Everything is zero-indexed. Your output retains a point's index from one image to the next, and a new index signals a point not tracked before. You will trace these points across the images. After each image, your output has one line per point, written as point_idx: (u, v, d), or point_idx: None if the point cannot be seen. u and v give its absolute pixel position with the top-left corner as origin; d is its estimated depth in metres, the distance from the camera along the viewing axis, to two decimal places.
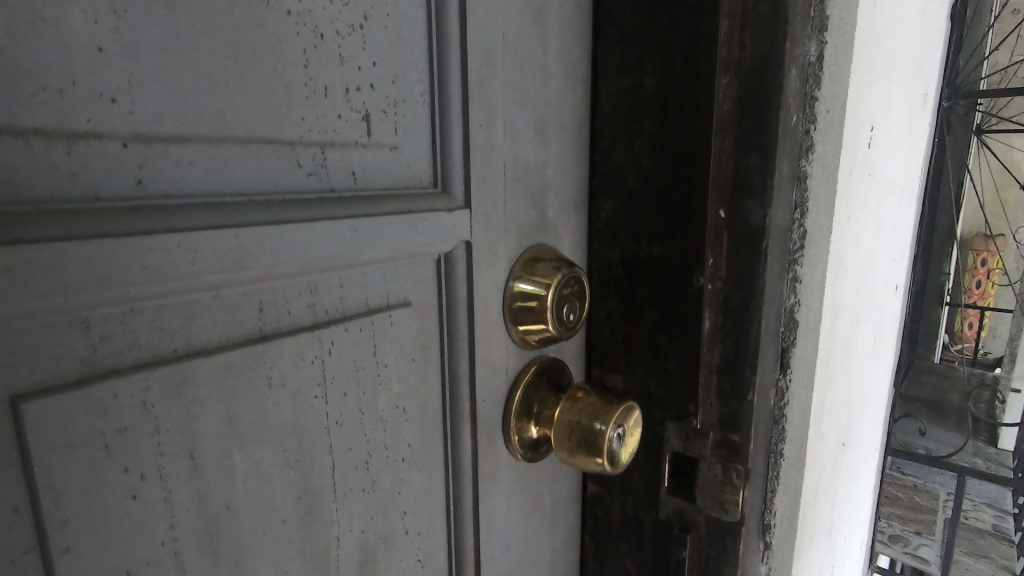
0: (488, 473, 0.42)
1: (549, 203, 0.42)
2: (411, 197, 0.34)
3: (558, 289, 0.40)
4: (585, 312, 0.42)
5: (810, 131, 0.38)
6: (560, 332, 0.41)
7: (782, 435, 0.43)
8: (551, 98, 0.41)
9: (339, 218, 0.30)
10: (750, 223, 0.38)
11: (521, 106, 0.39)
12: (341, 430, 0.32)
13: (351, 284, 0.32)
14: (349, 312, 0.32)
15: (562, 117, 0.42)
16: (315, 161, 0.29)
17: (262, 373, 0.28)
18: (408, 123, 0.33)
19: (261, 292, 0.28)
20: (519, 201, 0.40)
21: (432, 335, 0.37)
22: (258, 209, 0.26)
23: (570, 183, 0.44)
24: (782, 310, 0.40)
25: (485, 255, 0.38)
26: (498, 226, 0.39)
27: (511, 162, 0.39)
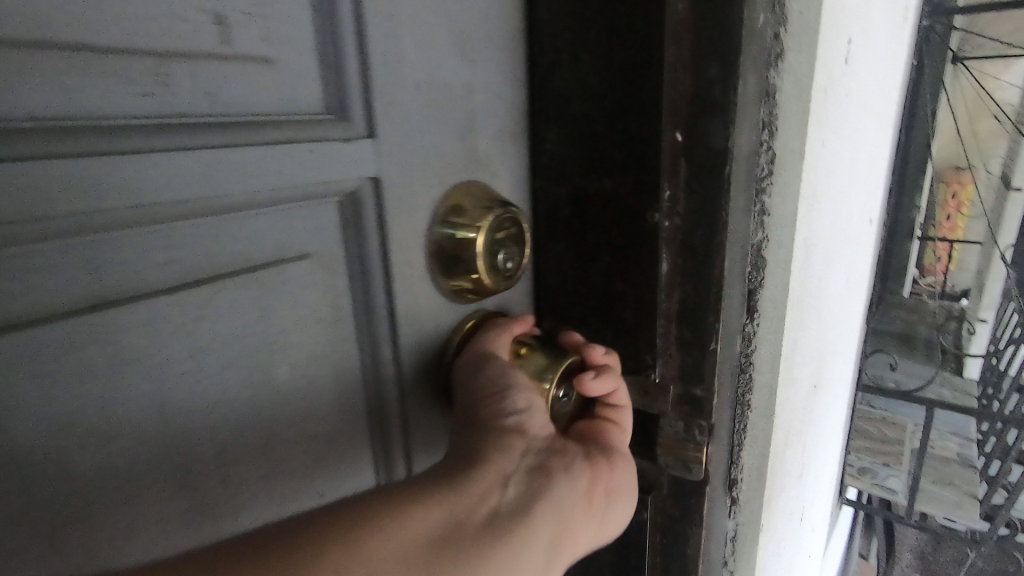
0: (420, 439, 0.37)
1: (478, 134, 0.36)
2: (294, 125, 0.27)
3: (491, 232, 0.35)
4: (524, 257, 0.37)
5: (779, 34, 0.32)
6: (495, 282, 0.36)
7: (748, 386, 0.39)
8: (475, 5, 0.34)
9: (195, 150, 0.24)
10: (711, 145, 0.32)
11: (436, 11, 0.32)
12: (230, 408, 0.27)
13: (226, 235, 0.26)
14: (227, 267, 0.26)
15: (489, 28, 0.35)
16: (153, 77, 0.23)
17: (103, 349, 0.23)
18: (283, 29, 0.27)
19: (93, 246, 0.22)
20: (442, 132, 0.34)
21: (340, 295, 0.31)
22: (62, 138, 0.20)
23: (504, 109, 0.38)
24: (747, 248, 0.35)
25: (402, 197, 0.33)
26: (417, 162, 0.33)
27: (427, 84, 0.33)
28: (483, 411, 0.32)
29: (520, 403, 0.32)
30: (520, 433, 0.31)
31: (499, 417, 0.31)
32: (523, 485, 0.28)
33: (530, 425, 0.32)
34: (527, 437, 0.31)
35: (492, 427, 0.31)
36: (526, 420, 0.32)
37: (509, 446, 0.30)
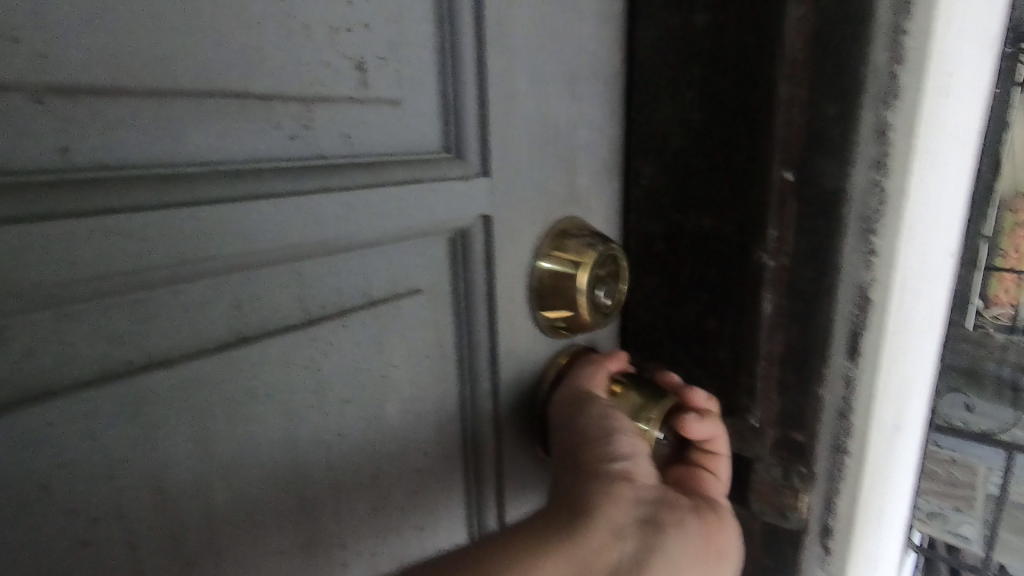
0: (514, 478, 0.37)
1: (578, 171, 0.36)
2: (417, 165, 0.28)
3: (593, 269, 0.35)
4: (620, 292, 0.37)
5: (898, 73, 0.31)
6: (595, 319, 0.36)
7: (849, 432, 0.38)
8: (581, 44, 0.35)
9: (332, 192, 0.24)
10: (825, 186, 0.32)
11: (546, 51, 0.33)
12: (344, 441, 0.28)
13: (348, 271, 0.26)
14: (348, 305, 0.27)
15: (594, 65, 0.36)
16: (300, 122, 0.23)
17: (242, 384, 0.23)
18: (411, 72, 0.27)
19: (238, 285, 0.23)
20: (546, 169, 0.34)
21: (447, 329, 0.32)
22: (222, 184, 0.21)
23: (603, 147, 0.38)
24: (857, 290, 0.34)
25: (508, 234, 0.33)
26: (522, 199, 0.33)
27: (535, 122, 0.33)
28: (586, 454, 0.31)
29: (625, 447, 0.31)
30: (631, 478, 0.29)
31: (606, 461, 0.30)
32: (634, 540, 0.27)
33: (639, 470, 0.30)
34: (635, 484, 0.29)
35: (596, 471, 0.30)
36: (635, 463, 0.31)
37: (618, 493, 0.28)
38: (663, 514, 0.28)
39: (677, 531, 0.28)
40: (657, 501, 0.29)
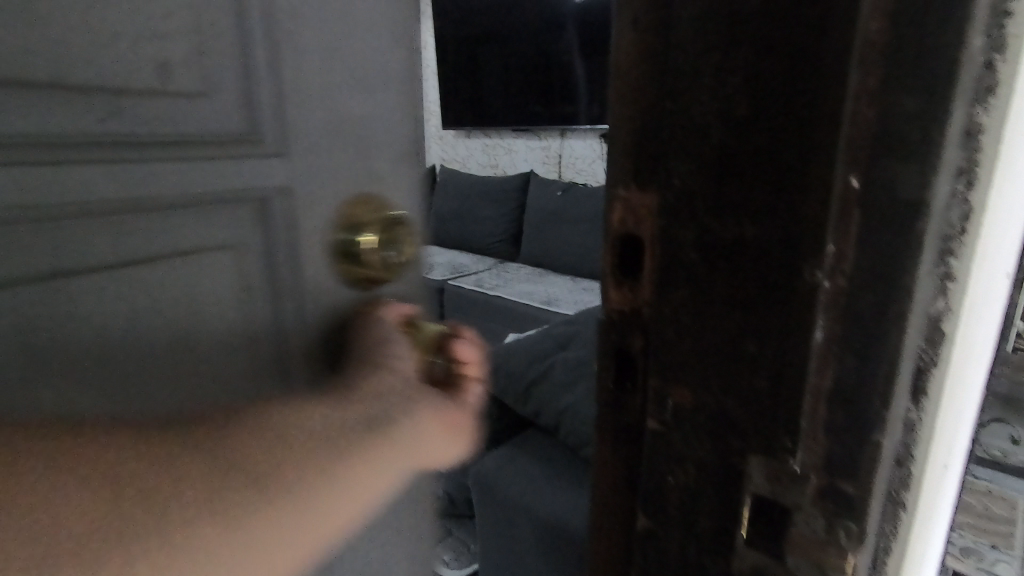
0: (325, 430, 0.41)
1: (377, 156, 0.45)
2: (219, 144, 0.37)
3: (382, 229, 0.45)
4: (407, 256, 0.47)
5: (998, 62, 0.26)
6: (383, 272, 0.45)
7: (905, 481, 0.32)
8: (371, 57, 0.44)
9: (135, 161, 0.33)
10: (900, 194, 0.27)
11: (333, 57, 0.42)
12: (154, 365, 0.34)
13: (158, 224, 0.35)
14: (162, 253, 0.35)
15: (389, 78, 0.46)
16: (108, 108, 0.32)
17: (63, 308, 0.31)
18: (210, 70, 0.36)
19: (63, 236, 0.31)
20: (344, 153, 0.43)
21: (257, 271, 0.40)
22: (27, 149, 0.30)
23: (401, 143, 0.47)
24: (925, 318, 0.29)
25: (306, 204, 0.42)
26: (322, 177, 0.42)
27: (329, 116, 0.42)
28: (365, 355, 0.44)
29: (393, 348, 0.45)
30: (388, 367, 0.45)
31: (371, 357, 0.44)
32: None
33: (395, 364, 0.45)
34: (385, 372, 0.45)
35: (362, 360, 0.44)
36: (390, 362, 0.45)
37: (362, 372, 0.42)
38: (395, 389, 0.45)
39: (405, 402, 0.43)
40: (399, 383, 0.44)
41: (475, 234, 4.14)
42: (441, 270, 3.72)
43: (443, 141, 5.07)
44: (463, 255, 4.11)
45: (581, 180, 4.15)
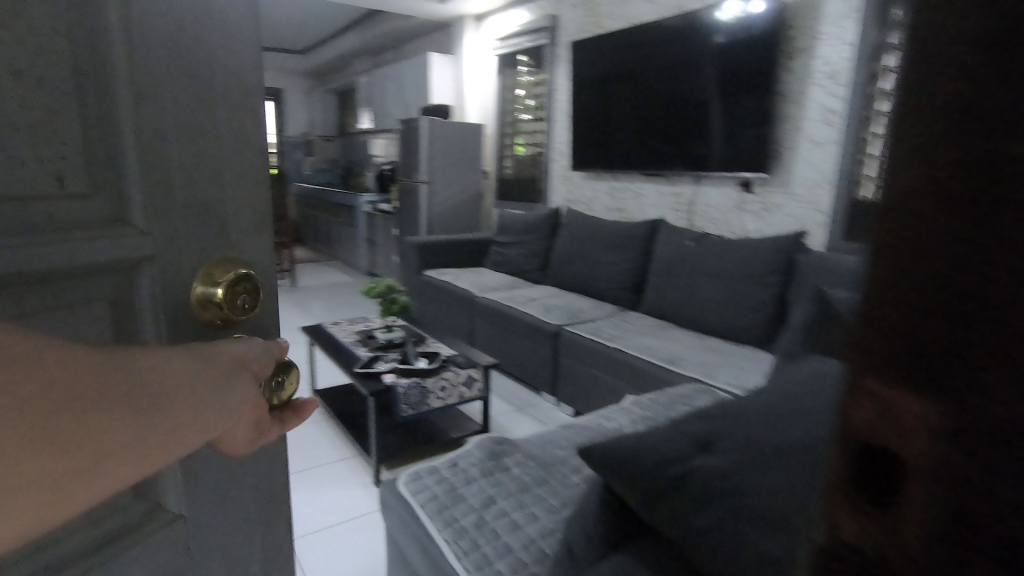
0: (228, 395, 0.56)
1: (235, 235, 0.74)
2: (100, 221, 0.62)
3: (242, 283, 0.73)
4: (256, 304, 0.75)
5: None
6: (238, 312, 0.73)
7: None
8: (238, 180, 0.74)
9: (43, 239, 0.56)
10: None
11: (183, 165, 0.67)
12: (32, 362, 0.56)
13: (55, 273, 0.57)
14: (54, 289, 0.58)
15: (227, 171, 0.72)
16: (18, 205, 0.54)
17: None
18: (93, 178, 0.61)
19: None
20: (192, 228, 0.69)
21: (135, 292, 0.66)
22: None
23: (252, 235, 0.77)
24: None
25: (166, 258, 0.67)
26: (178, 243, 0.68)
27: (183, 203, 0.68)
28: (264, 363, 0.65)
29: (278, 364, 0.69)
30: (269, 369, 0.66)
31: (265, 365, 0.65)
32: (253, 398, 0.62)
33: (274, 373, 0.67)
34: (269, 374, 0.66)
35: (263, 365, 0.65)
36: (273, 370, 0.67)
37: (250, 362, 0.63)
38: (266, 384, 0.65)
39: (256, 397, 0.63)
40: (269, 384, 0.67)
41: (598, 279, 4.02)
42: (560, 315, 3.64)
43: (572, 182, 5.05)
44: (583, 299, 4.02)
45: (716, 228, 3.89)
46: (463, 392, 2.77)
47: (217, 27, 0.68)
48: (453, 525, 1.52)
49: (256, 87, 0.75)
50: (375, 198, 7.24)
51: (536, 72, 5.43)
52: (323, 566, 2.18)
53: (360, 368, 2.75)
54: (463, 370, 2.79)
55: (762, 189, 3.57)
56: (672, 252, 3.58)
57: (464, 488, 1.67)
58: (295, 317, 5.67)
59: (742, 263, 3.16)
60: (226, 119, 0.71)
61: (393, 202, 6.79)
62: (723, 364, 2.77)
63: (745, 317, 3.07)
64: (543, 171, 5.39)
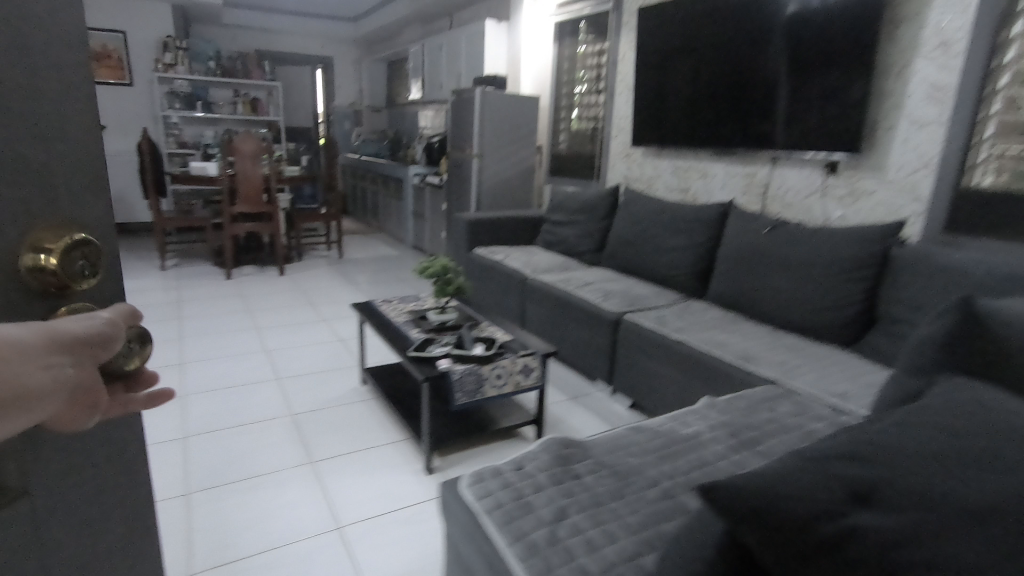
0: (25, 371, 0.48)
1: (74, 199, 0.63)
2: None
3: (80, 248, 0.61)
4: (100, 271, 0.63)
5: None
6: (74, 280, 0.61)
7: None
8: (78, 132, 0.63)
9: None
10: None
11: (6, 120, 0.56)
12: None
13: None
14: None
15: (65, 130, 0.62)
16: None
17: None
18: None
19: None
20: (25, 190, 0.58)
21: None
22: None
23: (100, 194, 0.66)
24: None
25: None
26: (7, 210, 0.57)
27: (13, 165, 0.57)
28: (86, 331, 0.57)
29: (106, 324, 0.61)
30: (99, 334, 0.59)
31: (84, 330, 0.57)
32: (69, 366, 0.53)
33: (103, 332, 0.60)
34: (95, 343, 0.58)
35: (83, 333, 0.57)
36: (105, 335, 0.60)
37: (62, 333, 0.54)
38: (92, 352, 0.57)
39: (80, 366, 0.55)
40: (100, 350, 0.59)
41: (660, 264, 3.79)
42: (620, 301, 3.44)
43: (633, 160, 4.78)
44: (641, 284, 3.81)
45: (793, 214, 3.59)
46: (520, 381, 2.63)
47: None
48: (524, 540, 1.39)
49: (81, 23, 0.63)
50: (425, 171, 7.10)
51: (596, 42, 5.13)
52: (374, 556, 2.11)
53: (414, 352, 2.63)
54: (521, 358, 2.63)
55: (849, 172, 3.26)
56: (745, 239, 3.32)
57: (533, 496, 1.54)
58: (345, 290, 5.64)
59: (826, 255, 2.89)
60: (53, 63, 0.60)
61: (443, 175, 6.65)
62: (804, 365, 2.55)
63: (828, 314, 2.81)
64: (600, 146, 5.14)
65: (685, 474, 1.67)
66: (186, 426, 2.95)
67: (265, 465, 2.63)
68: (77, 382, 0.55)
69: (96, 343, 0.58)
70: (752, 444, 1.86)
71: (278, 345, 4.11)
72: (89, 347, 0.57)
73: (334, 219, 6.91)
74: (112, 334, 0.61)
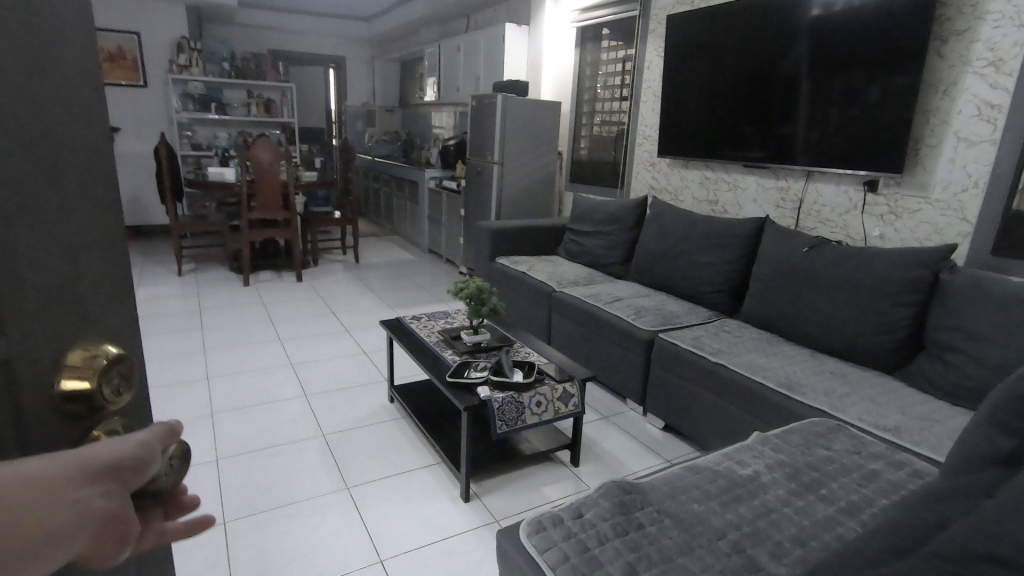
0: (24, 515, 0.37)
1: (98, 317, 0.57)
2: None
3: (117, 366, 0.56)
4: (133, 386, 0.58)
5: None
6: (111, 399, 0.55)
7: None
8: (107, 243, 0.59)
9: None
10: None
11: (41, 242, 0.50)
12: None
13: None
14: None
15: (88, 240, 0.56)
16: None
17: None
18: None
19: None
20: (58, 313, 0.52)
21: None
22: None
23: (128, 305, 0.62)
24: None
25: (31, 361, 0.49)
26: (40, 340, 0.51)
27: (49, 289, 0.51)
28: (108, 456, 0.47)
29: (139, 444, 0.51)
30: (128, 456, 0.49)
31: (107, 454, 0.47)
32: (83, 505, 0.43)
33: (133, 454, 0.50)
34: (122, 468, 0.48)
35: (106, 458, 0.47)
36: (136, 458, 0.50)
37: (79, 460, 0.45)
38: (117, 481, 0.47)
39: (101, 502, 0.44)
40: (128, 479, 0.48)
41: (691, 280, 3.73)
42: (652, 320, 3.37)
43: (658, 169, 4.69)
44: (672, 300, 3.75)
45: (828, 230, 3.51)
46: (559, 408, 2.58)
47: (53, 64, 0.51)
48: None
49: (97, 128, 0.58)
50: (441, 175, 7.05)
51: (621, 47, 5.03)
52: None
53: (452, 377, 2.57)
54: (559, 385, 2.58)
55: (890, 190, 3.18)
56: (783, 258, 3.24)
57: (599, 550, 1.48)
58: (365, 298, 5.58)
59: (870, 277, 2.81)
60: (74, 173, 0.54)
61: (461, 180, 6.58)
62: (852, 394, 2.48)
63: (873, 339, 2.75)
64: (624, 155, 5.05)
65: (750, 523, 1.61)
66: (217, 448, 2.90)
67: (298, 491, 2.59)
68: (97, 523, 0.44)
69: (123, 469, 0.48)
70: (813, 487, 1.80)
71: (301, 358, 4.05)
72: (111, 479, 0.46)
73: (350, 223, 6.85)
74: (146, 455, 0.51)
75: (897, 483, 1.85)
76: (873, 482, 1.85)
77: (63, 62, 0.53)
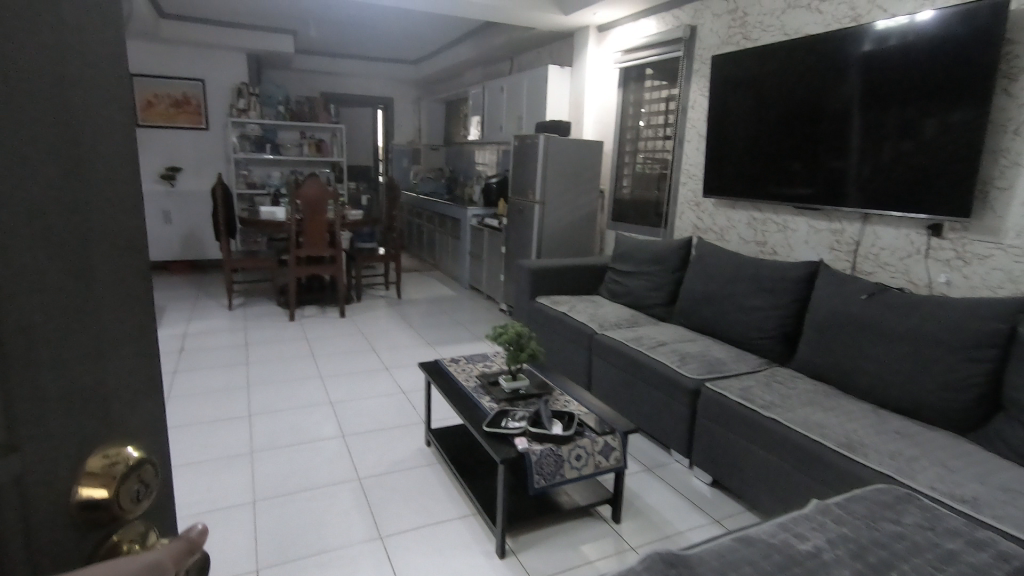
0: None
1: (117, 420, 0.53)
2: None
3: (138, 471, 0.52)
4: (152, 492, 0.54)
5: None
6: (129, 508, 0.51)
7: None
8: (132, 345, 0.54)
9: None
10: None
11: (68, 349, 0.46)
12: None
13: None
14: None
15: (117, 340, 0.52)
16: None
17: None
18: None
19: None
20: (79, 420, 0.48)
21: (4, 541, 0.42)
22: None
23: (153, 406, 0.58)
24: None
25: (46, 476, 0.45)
26: (58, 452, 0.46)
27: (71, 398, 0.47)
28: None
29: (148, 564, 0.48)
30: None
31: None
32: None
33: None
34: None
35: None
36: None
37: None
38: None
39: None
40: None
41: (740, 325, 3.57)
42: (698, 367, 3.23)
43: (704, 209, 4.58)
44: (719, 346, 3.60)
45: (888, 275, 3.31)
46: (599, 462, 2.46)
47: (92, 160, 0.48)
48: None
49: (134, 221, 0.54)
50: (483, 212, 7.12)
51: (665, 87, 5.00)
52: None
53: (489, 427, 2.50)
54: (601, 437, 2.47)
55: (956, 234, 2.98)
56: (839, 305, 3.06)
57: None
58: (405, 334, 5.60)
59: (938, 329, 2.61)
60: (106, 271, 0.50)
61: (502, 218, 6.61)
62: (921, 458, 2.28)
63: (944, 397, 2.54)
64: (667, 194, 4.97)
65: None
66: (255, 489, 2.90)
67: (332, 538, 2.55)
68: None
69: None
70: (882, 568, 1.63)
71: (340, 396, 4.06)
72: None
73: (393, 260, 6.95)
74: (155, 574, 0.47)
75: (978, 567, 1.66)
76: (951, 564, 1.66)
77: (102, 160, 0.49)
